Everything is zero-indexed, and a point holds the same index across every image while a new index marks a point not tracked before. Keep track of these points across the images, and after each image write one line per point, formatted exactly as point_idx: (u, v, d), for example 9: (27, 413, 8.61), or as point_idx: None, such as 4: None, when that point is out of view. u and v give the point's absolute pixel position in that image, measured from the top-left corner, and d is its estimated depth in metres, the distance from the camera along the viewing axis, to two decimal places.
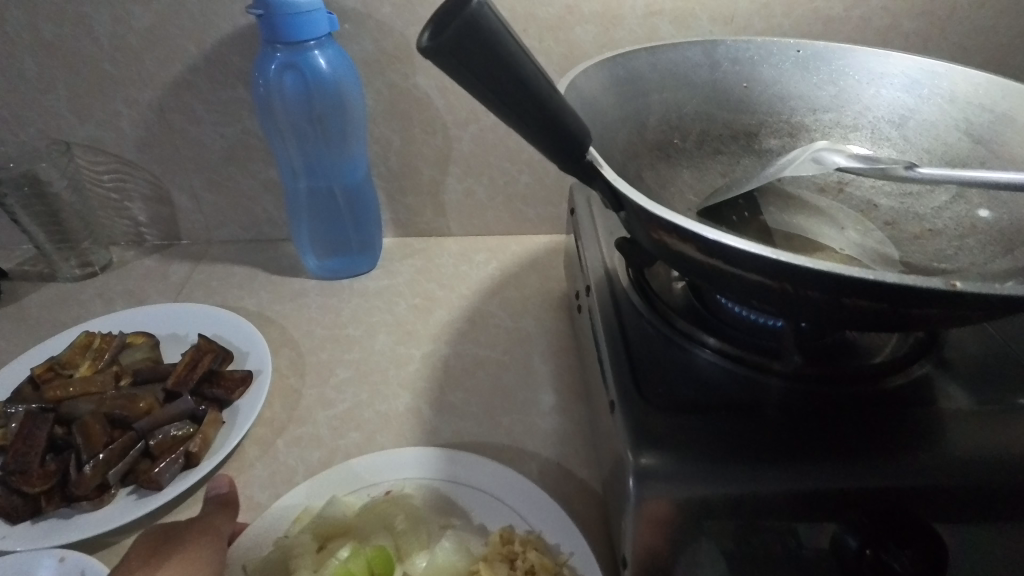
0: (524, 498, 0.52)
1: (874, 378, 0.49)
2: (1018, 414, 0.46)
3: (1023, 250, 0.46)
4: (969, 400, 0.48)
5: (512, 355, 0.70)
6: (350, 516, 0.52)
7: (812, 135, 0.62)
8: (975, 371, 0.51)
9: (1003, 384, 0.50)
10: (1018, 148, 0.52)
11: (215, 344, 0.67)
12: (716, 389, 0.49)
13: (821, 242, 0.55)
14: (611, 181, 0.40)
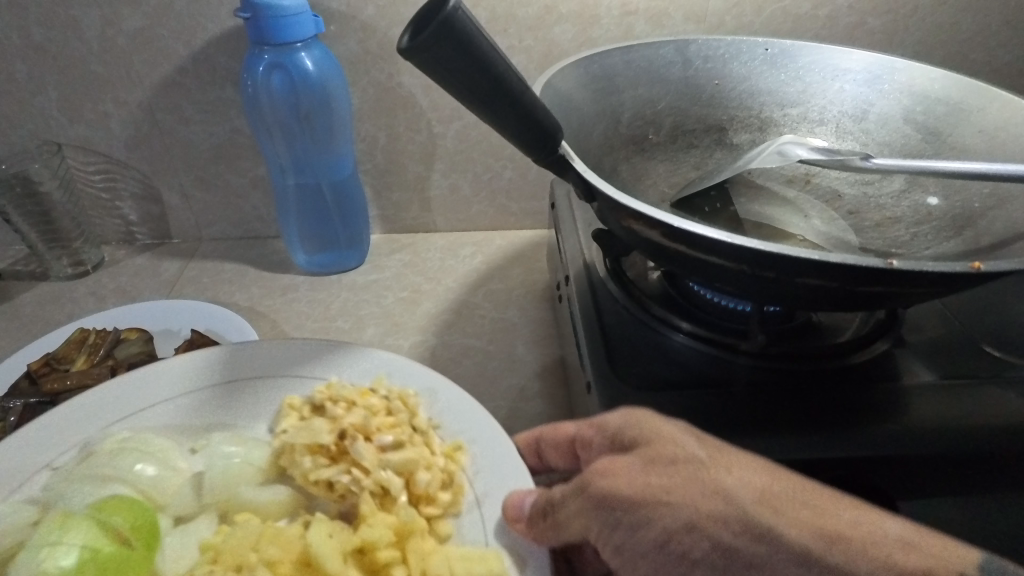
0: (293, 362, 0.56)
1: (838, 357, 0.52)
2: (973, 389, 0.50)
3: (971, 233, 0.50)
4: (930, 375, 0.51)
5: (498, 344, 0.73)
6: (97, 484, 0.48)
7: (781, 129, 0.66)
8: (936, 348, 0.54)
9: (960, 361, 0.53)
10: (968, 140, 0.56)
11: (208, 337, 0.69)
12: (691, 369, 0.51)
13: (788, 231, 0.58)
14: (582, 173, 0.42)
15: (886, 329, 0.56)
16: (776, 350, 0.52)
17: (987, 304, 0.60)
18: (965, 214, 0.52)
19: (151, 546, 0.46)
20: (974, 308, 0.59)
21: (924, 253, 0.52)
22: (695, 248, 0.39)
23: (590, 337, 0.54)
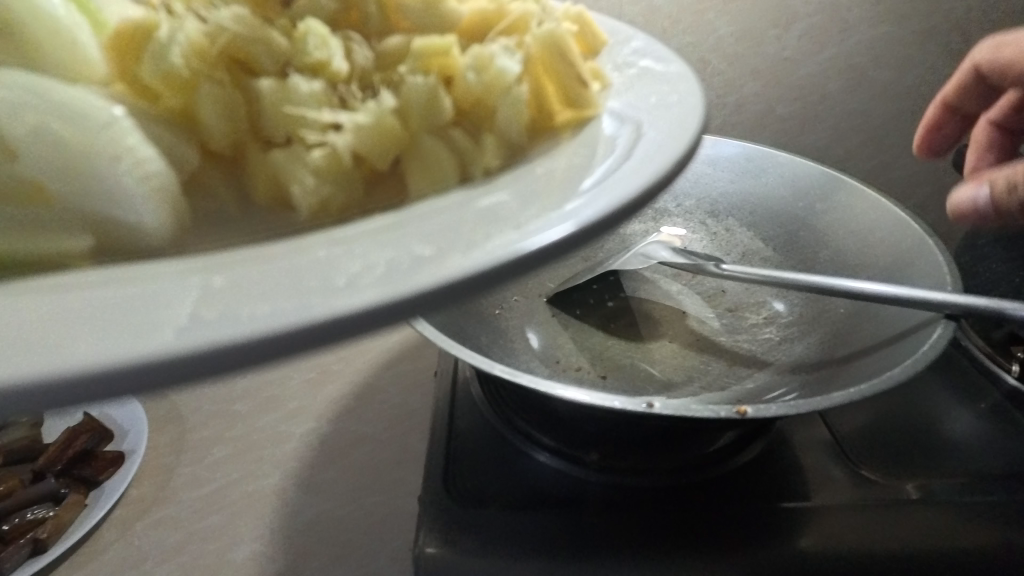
0: None
1: (704, 466, 0.50)
2: (890, 508, 0.48)
3: (834, 340, 0.50)
4: (854, 489, 0.50)
5: (392, 432, 0.71)
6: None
7: (674, 219, 0.65)
8: (863, 451, 0.54)
9: (890, 469, 0.52)
10: (840, 237, 0.56)
11: (97, 422, 0.69)
12: (547, 495, 0.48)
13: (661, 333, 0.57)
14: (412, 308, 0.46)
15: (770, 446, 0.53)
16: (632, 461, 0.49)
17: (920, 396, 0.60)
18: (830, 317, 0.53)
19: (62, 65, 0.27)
20: (882, 414, 0.57)
21: (795, 361, 0.50)
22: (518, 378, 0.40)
23: (445, 454, 0.51)
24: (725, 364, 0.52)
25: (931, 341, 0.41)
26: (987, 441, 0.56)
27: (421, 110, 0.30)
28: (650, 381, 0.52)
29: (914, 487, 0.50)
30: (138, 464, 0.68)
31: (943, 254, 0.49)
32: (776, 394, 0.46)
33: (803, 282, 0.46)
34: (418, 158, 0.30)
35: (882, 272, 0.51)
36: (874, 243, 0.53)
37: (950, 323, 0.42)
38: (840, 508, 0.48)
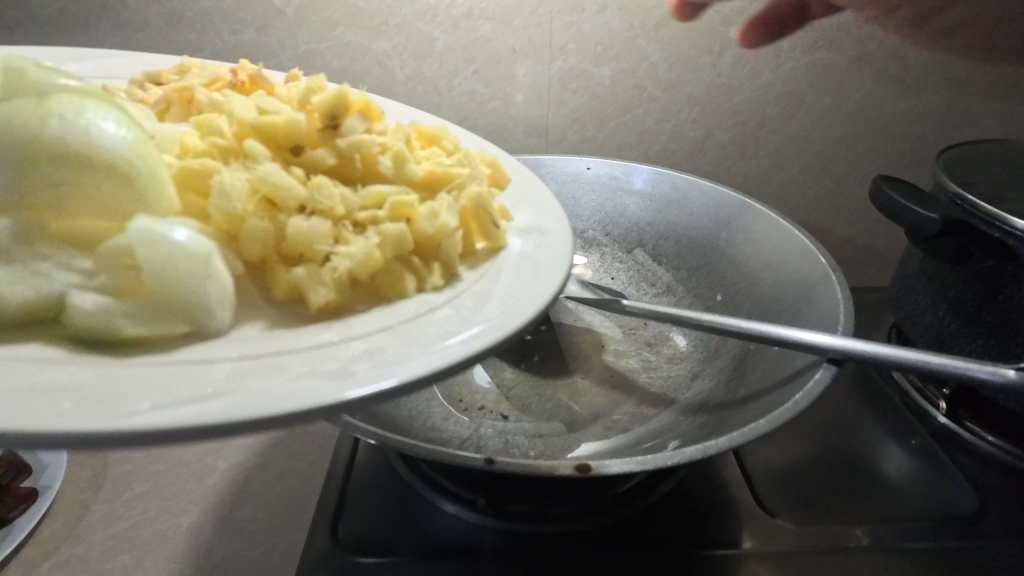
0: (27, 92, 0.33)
1: (617, 508, 0.48)
2: (830, 552, 0.47)
3: (740, 379, 0.48)
4: (795, 532, 0.48)
5: (320, 467, 0.67)
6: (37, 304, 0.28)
7: (598, 250, 0.63)
8: (803, 494, 0.52)
9: (832, 510, 0.51)
10: (755, 270, 0.55)
11: (15, 455, 0.63)
12: (443, 547, 0.45)
13: (573, 369, 0.55)
14: None
15: (686, 488, 0.51)
16: (533, 508, 0.47)
17: (857, 432, 0.59)
18: (741, 353, 0.51)
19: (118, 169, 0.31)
20: (806, 454, 0.56)
21: (698, 401, 0.49)
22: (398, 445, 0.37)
23: (341, 499, 0.49)
24: (632, 403, 0.51)
25: (804, 387, 0.40)
26: (918, 478, 0.55)
27: (394, 246, 0.35)
28: (553, 418, 0.49)
29: (864, 531, 0.48)
30: (52, 501, 0.62)
31: (842, 290, 0.47)
32: (665, 439, 0.44)
33: (691, 322, 0.46)
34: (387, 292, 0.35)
35: (787, 307, 0.50)
36: (783, 276, 0.52)
37: (831, 367, 0.41)
38: (786, 555, 0.46)
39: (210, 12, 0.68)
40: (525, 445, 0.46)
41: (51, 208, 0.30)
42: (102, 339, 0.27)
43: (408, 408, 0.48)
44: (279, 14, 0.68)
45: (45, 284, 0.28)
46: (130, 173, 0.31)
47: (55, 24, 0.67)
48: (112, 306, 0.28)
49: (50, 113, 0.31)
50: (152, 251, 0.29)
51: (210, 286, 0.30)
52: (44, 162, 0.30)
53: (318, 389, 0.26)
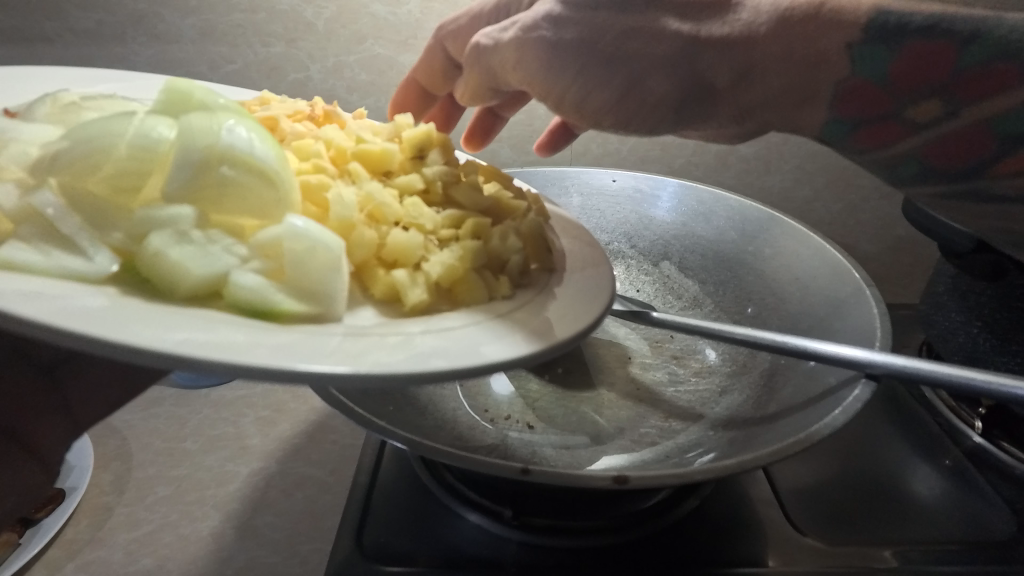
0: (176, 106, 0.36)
1: (642, 523, 0.47)
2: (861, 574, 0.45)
3: (773, 393, 0.47)
4: (822, 552, 0.47)
5: (340, 475, 0.67)
6: (190, 282, 0.30)
7: (625, 262, 0.63)
8: (830, 516, 0.51)
9: (860, 532, 0.50)
10: (785, 283, 0.54)
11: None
12: (465, 558, 0.45)
13: (599, 381, 0.54)
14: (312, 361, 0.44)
15: (711, 506, 0.50)
16: (558, 521, 0.46)
17: (883, 450, 0.58)
18: (771, 369, 0.51)
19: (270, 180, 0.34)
20: (834, 472, 0.55)
21: (727, 416, 0.48)
22: (427, 451, 0.37)
23: (364, 508, 0.49)
24: (659, 416, 0.50)
25: (842, 404, 0.39)
26: (949, 501, 0.53)
27: (474, 257, 0.40)
28: (579, 430, 0.49)
29: (892, 552, 0.47)
30: (78, 503, 0.62)
31: (877, 305, 0.46)
32: (695, 453, 0.44)
33: (724, 335, 0.45)
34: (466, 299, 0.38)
35: (818, 321, 0.49)
36: (813, 291, 0.52)
37: (870, 383, 0.40)
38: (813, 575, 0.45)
39: (241, 25, 0.70)
40: (552, 456, 0.46)
41: (215, 204, 0.33)
42: (260, 312, 0.30)
43: (436, 416, 0.48)
44: (310, 28, 0.70)
45: (214, 263, 0.31)
46: (279, 180, 0.34)
47: (94, 36, 0.69)
48: (271, 287, 0.31)
49: (220, 126, 0.34)
50: (299, 244, 0.32)
51: (340, 278, 0.33)
52: (213, 166, 0.33)
53: (430, 357, 0.30)
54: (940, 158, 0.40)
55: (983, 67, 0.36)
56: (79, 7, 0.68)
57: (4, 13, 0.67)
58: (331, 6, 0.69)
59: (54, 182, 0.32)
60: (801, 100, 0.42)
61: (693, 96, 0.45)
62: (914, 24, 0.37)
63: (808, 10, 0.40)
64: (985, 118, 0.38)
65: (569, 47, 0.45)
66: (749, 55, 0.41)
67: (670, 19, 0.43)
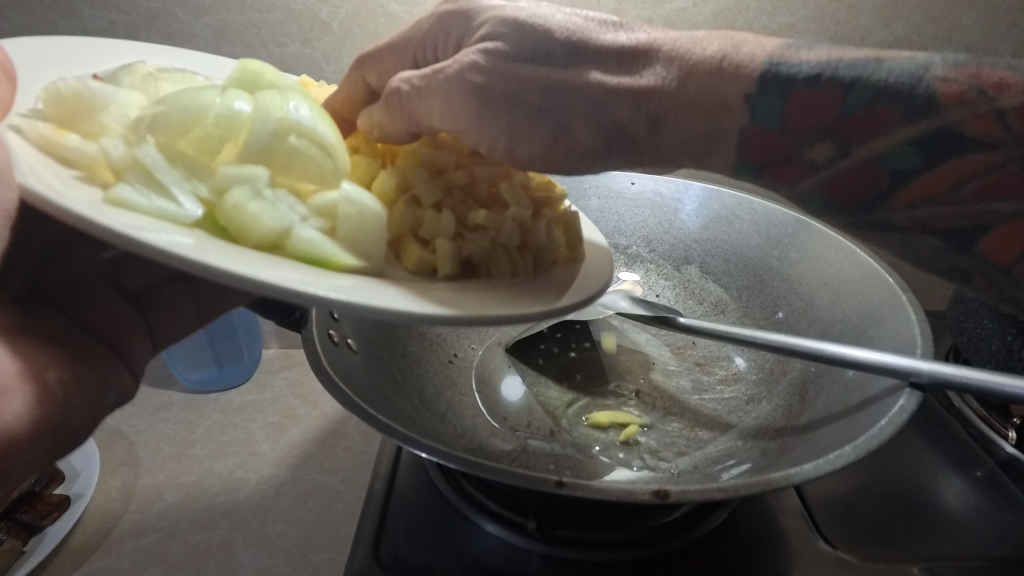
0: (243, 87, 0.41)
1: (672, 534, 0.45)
2: None
3: (809, 403, 0.46)
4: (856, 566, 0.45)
5: (351, 484, 0.65)
6: (260, 229, 0.33)
7: (647, 265, 0.62)
8: (861, 528, 0.49)
9: (894, 547, 0.48)
10: (814, 289, 0.53)
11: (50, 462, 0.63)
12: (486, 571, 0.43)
13: (620, 387, 0.53)
14: (327, 358, 0.41)
15: (739, 520, 0.48)
16: (583, 533, 0.44)
17: (911, 461, 0.56)
18: (803, 378, 0.49)
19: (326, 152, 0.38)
20: (863, 482, 0.54)
21: (761, 426, 0.47)
22: (446, 458, 0.35)
23: (381, 519, 0.48)
24: (685, 425, 0.49)
25: (889, 414, 0.37)
26: (979, 514, 0.52)
27: (508, 238, 0.40)
28: (602, 439, 0.47)
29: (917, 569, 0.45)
30: (84, 510, 0.61)
31: (916, 311, 0.45)
32: (730, 464, 0.42)
33: (758, 340, 0.44)
34: (493, 275, 0.40)
35: (852, 328, 0.48)
36: (846, 296, 0.50)
37: (915, 393, 0.38)
38: None
39: (256, 24, 0.68)
40: (576, 464, 0.44)
41: (284, 169, 0.37)
42: (317, 260, 0.34)
43: (458, 426, 0.46)
44: (325, 28, 0.69)
45: (280, 217, 0.34)
46: (334, 155, 0.38)
47: (106, 34, 0.68)
48: (327, 241, 0.35)
49: (289, 103, 0.38)
50: (351, 208, 0.37)
51: (378, 240, 0.37)
52: (283, 136, 0.37)
53: (461, 312, 0.33)
54: (841, 191, 0.38)
55: (865, 109, 0.35)
56: (93, 6, 0.66)
57: (17, 12, 0.66)
58: (346, 6, 0.68)
59: (154, 140, 0.35)
60: (707, 146, 0.39)
61: (617, 147, 0.40)
62: (802, 73, 0.36)
63: (712, 64, 0.38)
64: (875, 156, 0.36)
65: (500, 93, 0.38)
66: (655, 103, 0.38)
67: (594, 72, 0.39)
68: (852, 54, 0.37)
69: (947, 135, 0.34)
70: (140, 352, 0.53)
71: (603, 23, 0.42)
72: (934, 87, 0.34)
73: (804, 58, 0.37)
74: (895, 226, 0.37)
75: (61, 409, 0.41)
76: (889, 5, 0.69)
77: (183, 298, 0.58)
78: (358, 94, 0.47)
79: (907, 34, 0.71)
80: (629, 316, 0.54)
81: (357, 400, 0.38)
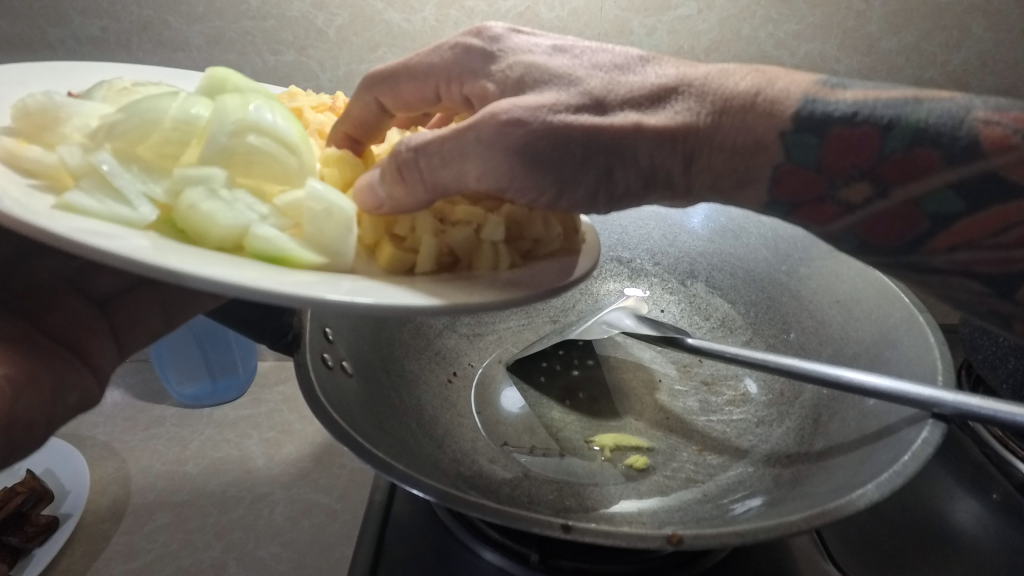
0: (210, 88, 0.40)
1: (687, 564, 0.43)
2: None
3: (824, 430, 0.44)
4: None
5: (348, 502, 0.62)
6: (216, 228, 0.32)
7: (651, 279, 0.61)
8: (883, 560, 0.47)
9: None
10: (824, 307, 0.51)
11: (37, 481, 0.60)
12: None
13: (625, 409, 0.51)
14: (316, 387, 0.39)
15: (752, 550, 0.45)
16: (588, 565, 0.41)
17: (930, 486, 0.54)
18: (815, 403, 0.47)
19: (291, 151, 0.36)
20: (885, 510, 0.51)
21: (774, 452, 0.45)
22: (447, 499, 0.33)
23: (377, 549, 0.46)
24: (694, 449, 0.47)
25: (911, 448, 0.35)
26: (994, 541, 0.50)
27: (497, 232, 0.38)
28: (609, 465, 0.46)
29: None
30: (72, 532, 0.58)
31: (934, 334, 0.44)
32: (741, 496, 0.40)
33: (770, 366, 0.43)
34: (483, 264, 0.38)
35: (866, 351, 0.47)
36: (860, 316, 0.49)
37: (938, 425, 0.37)
38: None
39: (250, 32, 0.67)
40: (580, 491, 0.42)
41: (245, 169, 0.35)
42: (278, 257, 0.32)
43: (458, 452, 0.45)
44: (322, 35, 0.67)
45: (238, 216, 0.33)
46: (297, 151, 0.37)
47: (96, 42, 0.66)
48: (285, 238, 0.33)
49: (251, 104, 0.37)
50: (315, 204, 0.34)
51: (351, 238, 0.35)
52: (242, 135, 0.35)
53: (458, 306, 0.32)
54: (875, 233, 0.36)
55: (905, 151, 0.33)
56: (83, 13, 0.64)
57: (4, 19, 0.63)
58: (342, 13, 0.66)
59: (112, 147, 0.34)
60: (738, 185, 0.37)
61: (654, 186, 0.38)
62: (838, 111, 0.34)
63: (746, 100, 0.36)
64: (915, 199, 0.34)
65: (542, 149, 0.35)
66: (690, 141, 0.36)
67: (629, 114, 0.36)
68: (889, 93, 0.35)
69: (990, 183, 0.33)
70: (105, 357, 0.50)
71: (629, 58, 0.40)
72: (977, 129, 0.33)
73: (839, 96, 0.35)
74: (934, 268, 0.36)
75: (9, 406, 0.41)
76: (898, 11, 0.68)
77: (150, 301, 0.54)
78: (370, 118, 0.45)
79: (916, 42, 0.70)
80: (635, 334, 0.54)
81: (349, 430, 0.37)
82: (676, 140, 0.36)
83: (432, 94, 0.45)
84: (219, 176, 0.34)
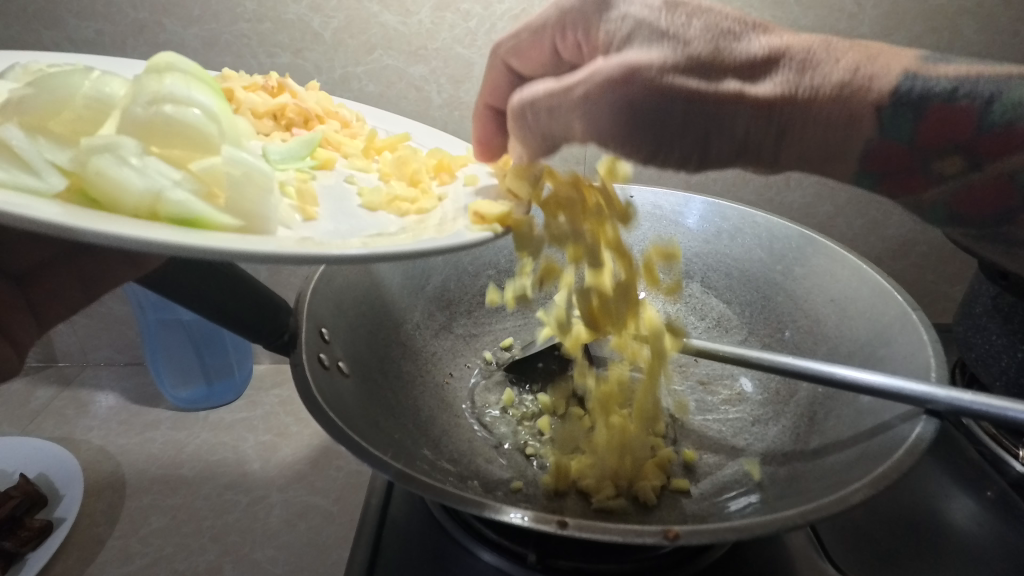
0: None
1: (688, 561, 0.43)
2: None
3: (822, 428, 0.44)
4: None
5: (344, 505, 0.62)
6: (126, 192, 0.32)
7: (646, 280, 0.61)
8: (879, 560, 0.47)
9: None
10: (820, 308, 0.52)
11: (31, 485, 0.59)
12: None
13: None
14: (313, 386, 0.39)
15: (749, 548, 0.45)
16: (586, 564, 0.41)
17: (925, 485, 0.54)
18: (811, 400, 0.47)
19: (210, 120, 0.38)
20: (878, 508, 0.52)
21: (769, 450, 0.45)
22: (444, 497, 0.33)
23: (374, 549, 0.46)
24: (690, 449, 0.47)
25: (905, 443, 0.36)
26: (989, 539, 0.50)
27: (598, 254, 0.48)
28: None
29: None
30: (67, 537, 0.57)
31: (927, 330, 0.44)
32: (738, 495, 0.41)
33: (764, 365, 0.43)
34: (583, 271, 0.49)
35: (861, 349, 0.47)
36: (853, 315, 0.49)
37: (932, 420, 0.37)
38: None
39: (246, 35, 0.67)
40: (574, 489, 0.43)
41: (161, 139, 0.35)
42: (192, 218, 0.32)
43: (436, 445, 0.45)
44: (317, 38, 0.67)
45: (149, 182, 0.33)
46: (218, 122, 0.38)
47: (91, 45, 0.66)
48: (199, 201, 0.33)
49: (166, 81, 0.37)
50: (234, 170, 0.36)
51: (270, 202, 0.36)
52: (157, 106, 0.36)
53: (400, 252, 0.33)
54: (966, 206, 0.38)
55: (1007, 128, 0.35)
56: (78, 16, 0.64)
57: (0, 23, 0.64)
58: (338, 15, 0.66)
59: (18, 121, 0.33)
60: (827, 157, 0.38)
61: (747, 153, 0.38)
62: (937, 88, 0.36)
63: (841, 81, 0.36)
64: (1009, 173, 0.36)
65: (640, 116, 0.36)
66: (786, 109, 0.35)
67: (734, 81, 0.35)
68: (994, 71, 0.37)
69: None
70: (23, 327, 0.52)
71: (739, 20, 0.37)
72: None
73: (940, 72, 0.37)
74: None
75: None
76: (890, 14, 0.68)
77: (64, 271, 0.56)
78: (501, 82, 0.47)
79: (907, 44, 0.70)
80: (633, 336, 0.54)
81: (346, 430, 0.36)
82: (770, 111, 0.35)
83: (551, 47, 0.43)
84: (129, 144, 0.34)
